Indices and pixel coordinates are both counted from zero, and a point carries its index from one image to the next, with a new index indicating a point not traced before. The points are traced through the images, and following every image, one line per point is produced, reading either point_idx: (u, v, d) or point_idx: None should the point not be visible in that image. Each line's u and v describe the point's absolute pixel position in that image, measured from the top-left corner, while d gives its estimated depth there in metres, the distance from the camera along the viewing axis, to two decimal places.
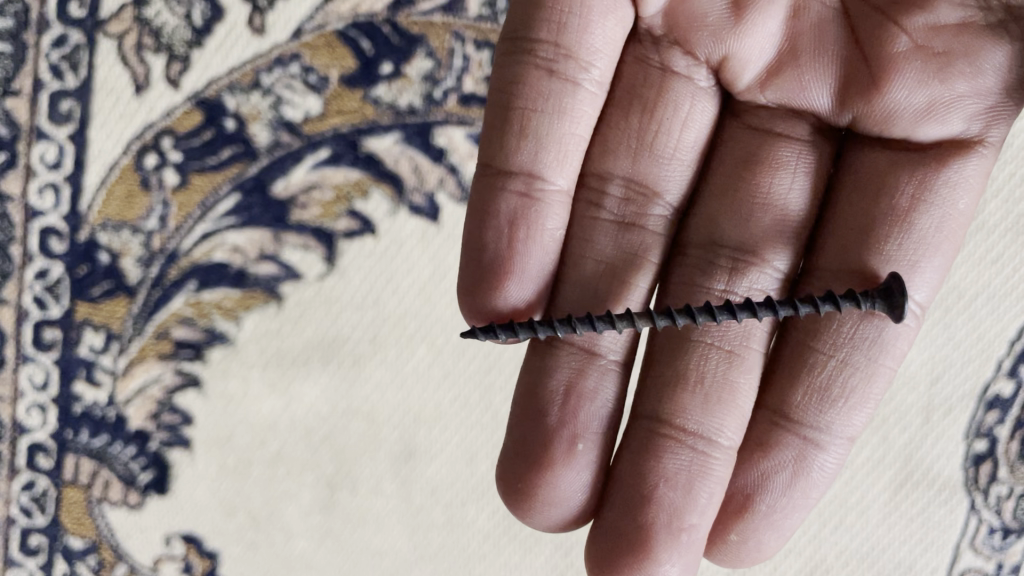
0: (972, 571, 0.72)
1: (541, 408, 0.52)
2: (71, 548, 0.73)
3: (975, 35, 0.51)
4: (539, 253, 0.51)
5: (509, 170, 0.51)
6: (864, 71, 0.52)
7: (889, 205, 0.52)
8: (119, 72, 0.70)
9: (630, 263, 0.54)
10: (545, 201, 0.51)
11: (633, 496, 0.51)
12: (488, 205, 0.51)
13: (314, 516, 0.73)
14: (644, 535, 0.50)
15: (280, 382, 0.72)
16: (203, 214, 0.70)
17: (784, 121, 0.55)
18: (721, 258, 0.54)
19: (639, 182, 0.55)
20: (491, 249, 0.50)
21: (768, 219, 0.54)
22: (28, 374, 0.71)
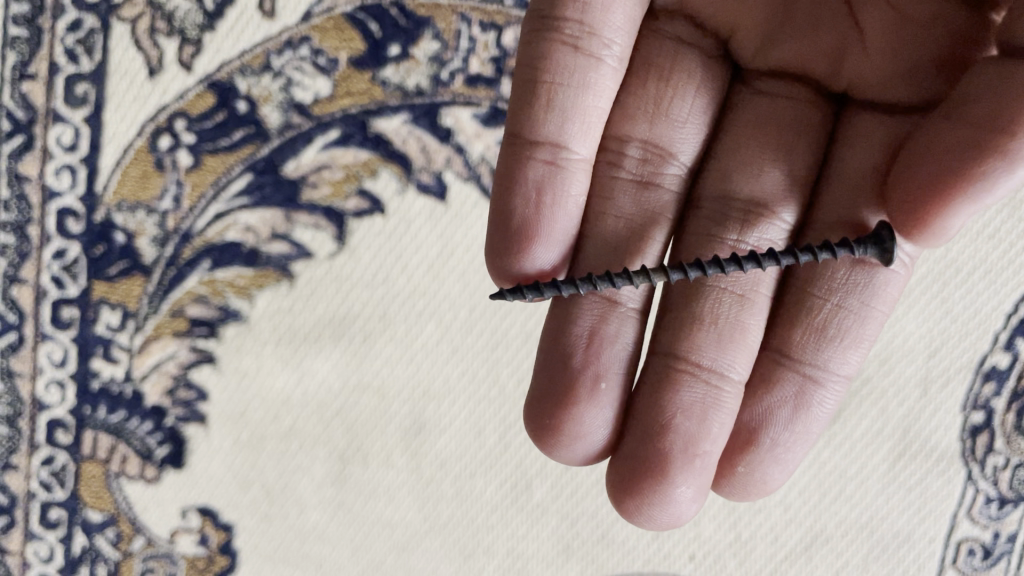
0: (969, 540, 0.73)
1: (566, 350, 0.54)
2: (89, 522, 0.75)
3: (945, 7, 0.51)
4: (564, 217, 0.53)
5: (535, 139, 0.53)
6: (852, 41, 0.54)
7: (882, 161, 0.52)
8: (133, 55, 0.71)
9: (647, 220, 0.56)
10: (569, 169, 0.53)
11: (650, 426, 0.53)
12: (516, 172, 0.53)
13: (326, 489, 0.76)
14: (659, 460, 0.53)
15: (293, 358, 0.74)
16: (216, 194, 0.72)
17: (788, 86, 0.56)
18: (734, 209, 0.55)
19: (656, 145, 0.56)
20: (520, 214, 0.52)
21: (778, 173, 0.55)
22: (47, 352, 0.73)
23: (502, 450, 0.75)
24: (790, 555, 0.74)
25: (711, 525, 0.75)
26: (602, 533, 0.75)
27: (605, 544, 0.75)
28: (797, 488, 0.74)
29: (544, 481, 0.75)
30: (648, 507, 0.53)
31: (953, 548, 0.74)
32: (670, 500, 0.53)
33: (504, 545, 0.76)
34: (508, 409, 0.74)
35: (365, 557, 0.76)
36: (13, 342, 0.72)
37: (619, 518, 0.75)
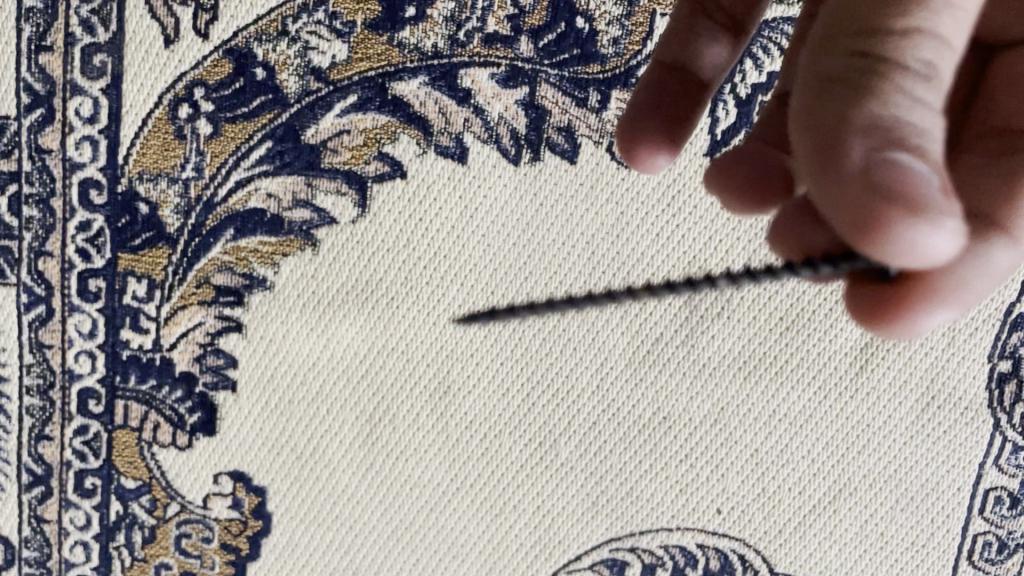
0: (997, 489, 0.74)
1: (657, 92, 0.53)
2: (124, 488, 0.78)
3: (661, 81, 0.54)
4: (659, 116, 0.53)
5: (693, 70, 0.54)
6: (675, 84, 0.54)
7: (672, 92, 0.53)
8: (148, 24, 0.70)
9: (659, 101, 0.53)
10: (673, 92, 0.53)
11: (676, 101, 0.53)
12: (675, 81, 0.54)
13: (356, 451, 0.77)
14: (659, 114, 0.53)
15: (318, 324, 0.75)
16: (238, 162, 0.72)
17: (700, 33, 0.55)
18: (663, 77, 0.54)
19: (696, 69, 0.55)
20: (672, 102, 0.53)
21: (657, 79, 0.54)
22: (76, 323, 0.74)
23: (527, 410, 0.75)
24: (816, 507, 0.75)
25: (736, 480, 0.75)
26: (628, 489, 0.76)
27: (631, 500, 0.76)
28: (823, 442, 0.74)
29: (569, 440, 0.75)
30: (642, 145, 0.53)
31: (981, 497, 0.74)
32: (656, 150, 0.53)
33: (532, 503, 0.77)
34: (531, 370, 0.74)
35: (395, 517, 0.78)
36: (42, 314, 0.74)
37: (645, 474, 0.75)
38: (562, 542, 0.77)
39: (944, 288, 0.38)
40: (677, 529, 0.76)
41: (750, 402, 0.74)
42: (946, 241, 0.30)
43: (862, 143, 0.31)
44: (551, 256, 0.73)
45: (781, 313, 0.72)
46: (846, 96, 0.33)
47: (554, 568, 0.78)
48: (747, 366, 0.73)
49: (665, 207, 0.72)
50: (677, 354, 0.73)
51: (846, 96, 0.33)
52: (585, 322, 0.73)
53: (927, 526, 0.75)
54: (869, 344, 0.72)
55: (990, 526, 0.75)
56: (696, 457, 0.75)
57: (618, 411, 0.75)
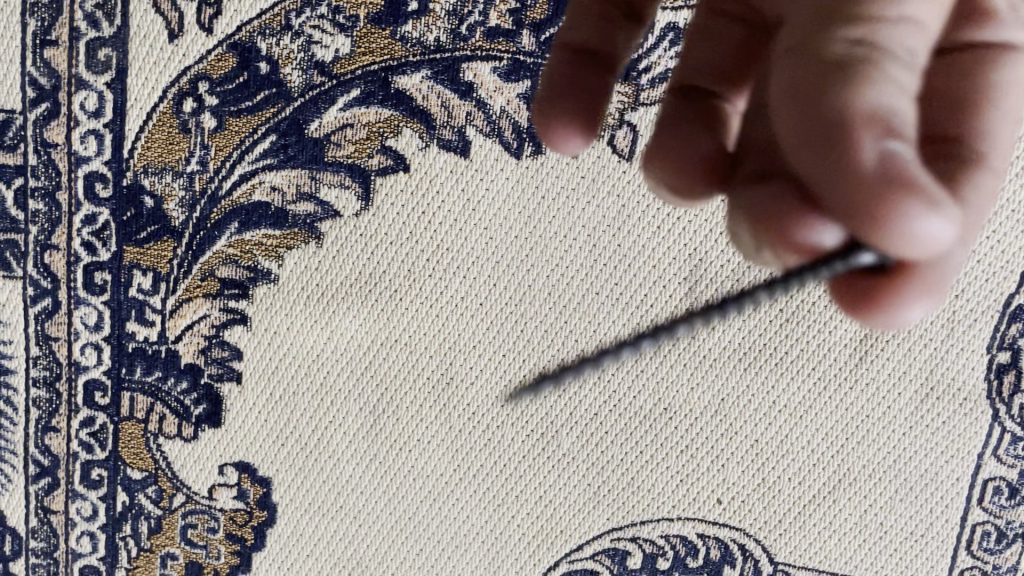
0: (996, 479, 0.74)
1: (573, 73, 0.49)
2: (130, 480, 0.78)
3: (577, 62, 0.49)
4: (576, 96, 0.48)
5: (604, 53, 0.50)
6: (591, 66, 0.49)
7: (587, 74, 0.49)
8: (153, 18, 0.71)
9: (576, 83, 0.48)
10: (588, 75, 0.49)
11: (589, 83, 0.48)
12: (589, 63, 0.49)
13: (359, 442, 0.78)
14: (575, 96, 0.48)
15: (322, 316, 0.75)
16: (242, 155, 0.72)
17: (613, 19, 0.51)
18: (578, 60, 0.49)
19: (607, 52, 0.50)
20: (585, 85, 0.48)
21: (571, 61, 0.49)
22: (82, 316, 0.75)
23: (529, 401, 0.76)
24: (816, 497, 0.76)
25: (736, 470, 0.76)
26: (629, 479, 0.76)
27: (632, 490, 0.77)
28: (823, 432, 0.74)
29: (571, 431, 0.76)
30: (559, 128, 0.47)
31: (980, 487, 0.75)
32: (574, 134, 0.47)
33: (534, 493, 0.77)
34: (533, 361, 0.75)
35: (398, 507, 0.79)
36: (49, 307, 0.75)
37: (646, 465, 0.76)
38: (563, 532, 0.78)
39: (937, 276, 0.33)
40: (678, 519, 0.77)
41: (750, 393, 0.74)
42: (944, 232, 0.28)
43: (866, 134, 0.29)
44: (553, 249, 0.73)
45: (780, 305, 0.72)
46: (841, 82, 0.30)
47: (556, 557, 0.79)
48: (747, 357, 0.74)
49: (665, 201, 0.72)
50: (677, 346, 0.74)
51: (842, 83, 0.30)
52: (587, 314, 0.74)
53: (926, 515, 0.76)
54: (868, 336, 0.73)
55: (989, 516, 0.75)
56: (696, 447, 0.75)
57: (619, 402, 0.75)
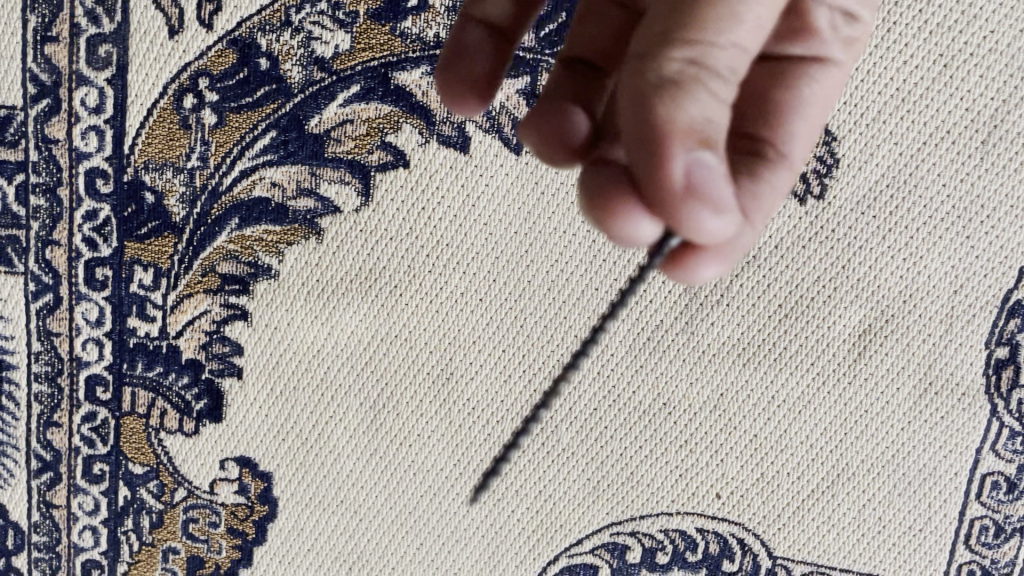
0: (994, 473, 0.75)
1: (476, 49, 0.52)
2: (132, 474, 0.79)
3: (485, 40, 0.52)
4: (479, 72, 0.52)
5: (510, 28, 0.53)
6: (498, 42, 0.52)
7: (492, 52, 0.52)
8: (153, 15, 0.71)
9: (479, 62, 0.52)
10: (493, 53, 0.52)
11: (491, 61, 0.52)
12: (493, 38, 0.52)
13: (359, 437, 0.78)
14: (476, 74, 0.52)
15: (322, 312, 0.75)
16: (242, 151, 0.73)
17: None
18: (486, 38, 0.52)
19: (515, 27, 0.53)
20: (485, 60, 0.52)
21: (477, 37, 0.52)
22: (84, 311, 0.76)
23: (529, 397, 0.76)
24: (814, 491, 0.76)
25: (736, 464, 0.76)
26: (629, 473, 0.77)
27: (632, 485, 0.77)
28: (822, 427, 0.75)
29: (571, 426, 0.76)
30: (460, 100, 0.52)
31: (978, 482, 0.75)
32: (472, 107, 0.52)
33: (534, 487, 0.78)
34: (533, 357, 0.75)
35: (398, 501, 0.79)
36: (50, 303, 0.76)
37: (645, 459, 0.76)
38: (563, 526, 0.78)
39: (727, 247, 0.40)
40: (677, 513, 0.77)
41: (749, 387, 0.74)
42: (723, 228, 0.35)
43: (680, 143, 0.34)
44: (552, 244, 0.73)
45: (779, 301, 0.73)
46: (662, 95, 0.35)
47: (556, 552, 0.79)
48: (746, 352, 0.74)
49: None
50: (676, 341, 0.74)
51: (666, 95, 0.35)
52: (586, 310, 0.74)
53: (925, 510, 0.76)
54: (867, 331, 0.73)
55: (987, 510, 0.76)
56: (696, 442, 0.76)
57: (619, 397, 0.75)
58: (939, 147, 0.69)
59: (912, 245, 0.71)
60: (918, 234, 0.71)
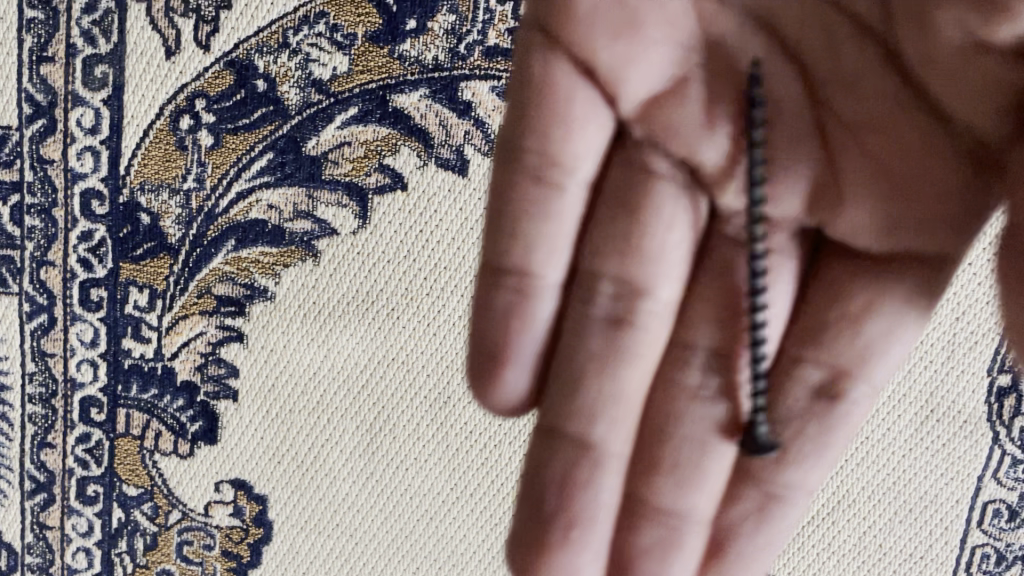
0: (996, 502, 0.74)
1: (484, 333, 0.48)
2: (126, 496, 0.78)
3: (518, 314, 0.48)
4: (528, 343, 0.48)
5: (504, 268, 0.48)
6: (500, 316, 0.48)
7: (493, 322, 0.48)
8: (150, 35, 0.71)
9: (496, 357, 0.48)
10: (540, 300, 0.48)
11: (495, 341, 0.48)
12: (485, 297, 0.48)
13: (356, 461, 0.77)
14: (495, 362, 0.48)
15: (319, 334, 0.75)
16: (238, 173, 0.72)
17: (554, 161, 0.47)
18: (504, 284, 0.48)
19: (530, 275, 0.48)
20: (492, 336, 0.48)
21: (501, 309, 0.48)
22: (78, 332, 0.75)
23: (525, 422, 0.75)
24: (813, 517, 0.75)
25: None
26: None
27: None
28: None
29: None
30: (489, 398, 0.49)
31: (979, 510, 0.74)
32: (506, 390, 0.49)
33: None
34: None
35: (395, 525, 0.78)
36: (44, 323, 0.75)
37: None
38: None
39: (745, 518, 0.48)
40: None
41: None
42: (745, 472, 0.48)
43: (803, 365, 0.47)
44: None
45: None
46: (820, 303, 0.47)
47: None
48: None
49: None
50: None
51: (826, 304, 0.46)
52: None
53: (926, 537, 0.75)
54: None
55: (988, 538, 0.75)
56: None
57: None
58: None
59: None
60: None
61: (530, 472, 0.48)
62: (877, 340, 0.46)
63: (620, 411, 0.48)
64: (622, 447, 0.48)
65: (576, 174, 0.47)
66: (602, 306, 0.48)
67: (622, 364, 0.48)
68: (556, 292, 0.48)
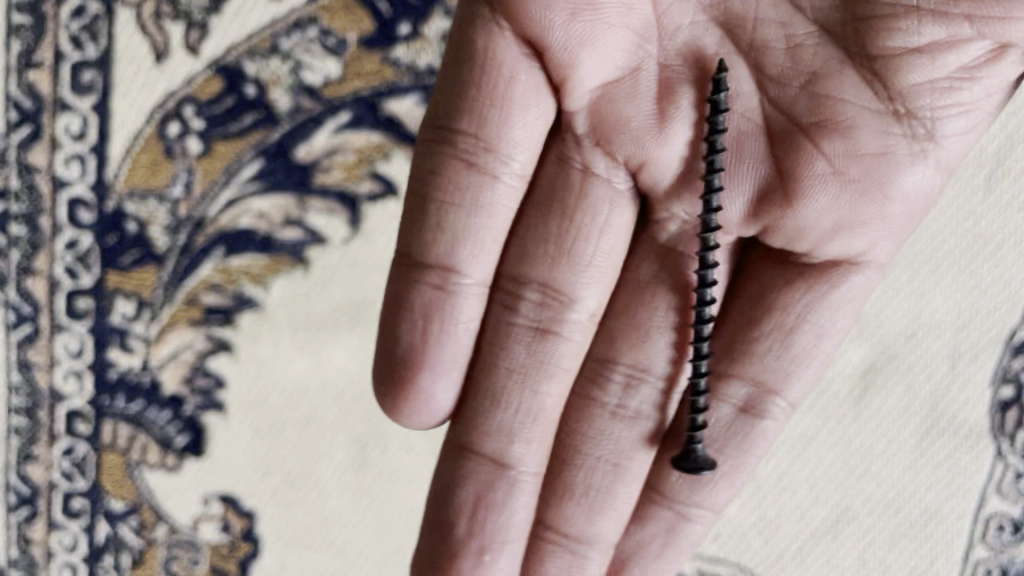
0: (999, 516, 0.72)
1: (397, 333, 0.50)
2: (112, 511, 0.76)
3: (441, 316, 0.50)
4: (452, 345, 0.51)
5: (423, 262, 0.50)
6: (421, 321, 0.50)
7: (413, 324, 0.50)
8: (139, 41, 0.70)
9: (415, 361, 0.51)
10: (460, 295, 0.51)
11: (413, 343, 0.50)
12: (402, 297, 0.50)
13: (347, 474, 0.75)
14: (407, 369, 0.51)
15: (310, 344, 0.73)
16: (228, 180, 0.71)
17: (484, 151, 0.50)
18: (422, 277, 0.50)
19: (455, 268, 0.50)
20: (406, 341, 0.50)
21: (420, 311, 0.50)
22: (64, 342, 0.73)
23: None
24: (816, 534, 0.73)
25: (735, 505, 0.74)
26: None
27: None
28: (823, 466, 0.73)
29: None
30: (404, 404, 0.51)
31: (983, 523, 0.72)
32: (428, 397, 0.51)
33: None
34: None
35: (387, 541, 0.76)
36: (29, 333, 0.73)
37: None
38: None
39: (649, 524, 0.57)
40: None
41: None
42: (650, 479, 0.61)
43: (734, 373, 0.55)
44: None
45: None
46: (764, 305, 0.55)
47: None
48: None
49: None
50: None
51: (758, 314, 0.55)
52: None
53: (928, 552, 0.73)
54: (870, 369, 0.71)
55: (992, 552, 0.73)
56: None
57: None
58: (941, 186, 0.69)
59: (913, 284, 0.70)
60: (923, 270, 0.70)
61: (440, 495, 0.52)
62: (805, 348, 0.55)
63: (538, 429, 0.53)
64: (535, 467, 0.53)
65: (509, 164, 0.51)
66: (526, 314, 0.53)
67: (543, 377, 0.52)
68: (481, 290, 0.51)
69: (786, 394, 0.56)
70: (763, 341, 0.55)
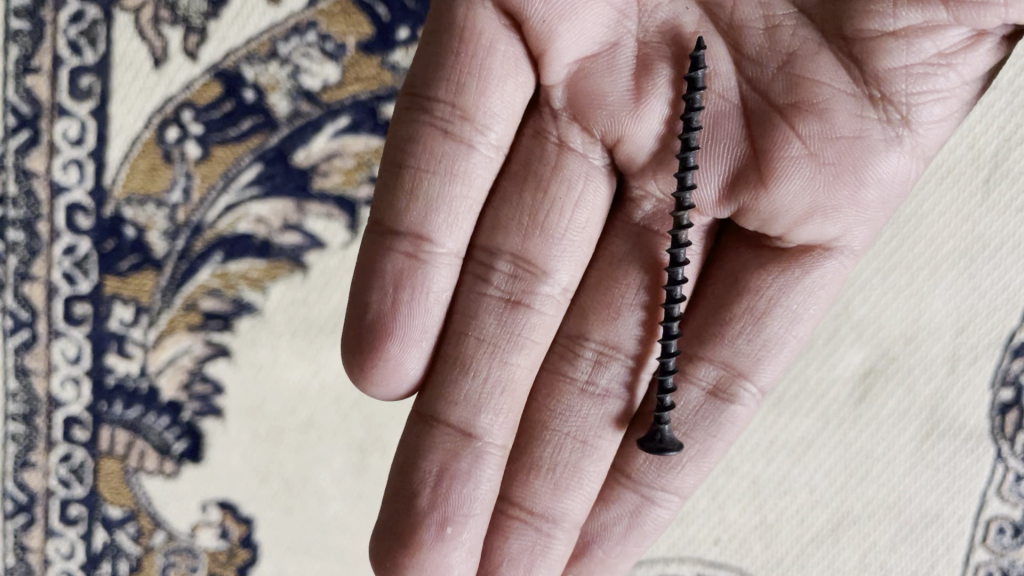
0: (1000, 518, 0.72)
1: (364, 302, 0.50)
2: (109, 518, 0.75)
3: (410, 283, 0.50)
4: (421, 316, 0.51)
5: (398, 230, 0.50)
6: (389, 288, 0.50)
7: (382, 292, 0.50)
8: (137, 46, 0.70)
9: (385, 331, 0.50)
10: (431, 265, 0.50)
11: (382, 310, 0.50)
12: (373, 262, 0.50)
13: (346, 480, 0.75)
14: (375, 337, 0.50)
15: (308, 349, 0.74)
16: (226, 185, 0.71)
17: (461, 120, 0.50)
18: (395, 245, 0.50)
19: (426, 236, 0.50)
20: (374, 308, 0.50)
21: (388, 278, 0.50)
22: (61, 348, 0.73)
23: None
24: (816, 538, 0.73)
25: (735, 508, 0.74)
26: None
27: None
28: (824, 470, 0.72)
29: None
30: (373, 373, 0.51)
31: (983, 527, 0.72)
32: (399, 368, 0.51)
33: None
34: None
35: None
36: (26, 339, 0.72)
37: None
38: None
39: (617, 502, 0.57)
40: (675, 559, 0.74)
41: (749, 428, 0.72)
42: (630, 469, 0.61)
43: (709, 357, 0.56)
44: None
45: None
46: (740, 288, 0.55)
47: None
48: None
49: None
50: None
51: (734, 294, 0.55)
52: None
53: (928, 555, 0.73)
54: (870, 372, 0.71)
55: (993, 556, 0.73)
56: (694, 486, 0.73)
57: None
58: (940, 187, 0.68)
59: (913, 286, 0.70)
60: (923, 273, 0.70)
61: (403, 468, 0.52)
62: (778, 332, 0.55)
63: (508, 401, 0.53)
64: (503, 440, 0.53)
65: (485, 134, 0.51)
66: (498, 285, 0.53)
67: (513, 350, 0.52)
68: (453, 261, 0.51)
69: (758, 378, 0.56)
70: (735, 325, 0.55)
